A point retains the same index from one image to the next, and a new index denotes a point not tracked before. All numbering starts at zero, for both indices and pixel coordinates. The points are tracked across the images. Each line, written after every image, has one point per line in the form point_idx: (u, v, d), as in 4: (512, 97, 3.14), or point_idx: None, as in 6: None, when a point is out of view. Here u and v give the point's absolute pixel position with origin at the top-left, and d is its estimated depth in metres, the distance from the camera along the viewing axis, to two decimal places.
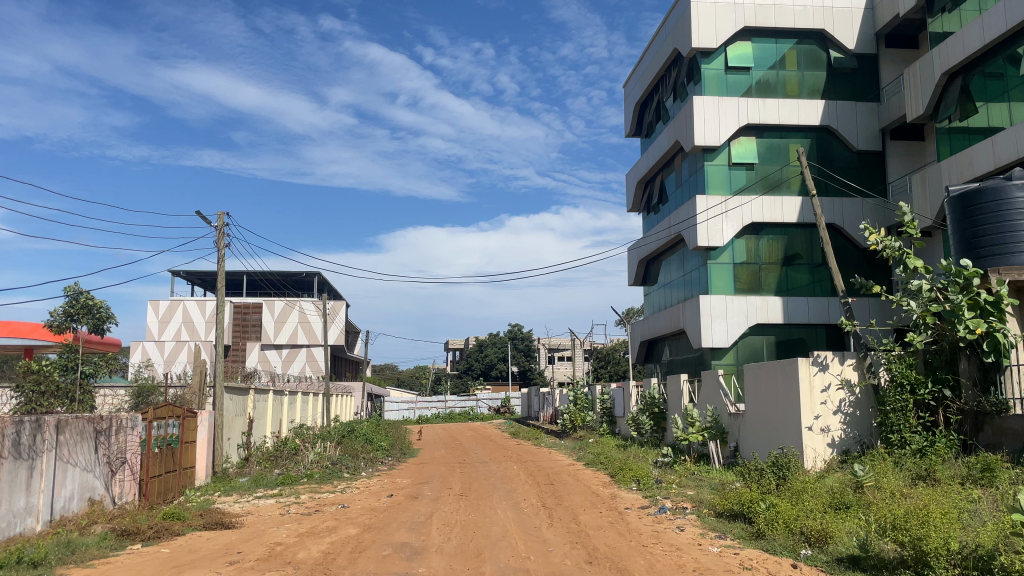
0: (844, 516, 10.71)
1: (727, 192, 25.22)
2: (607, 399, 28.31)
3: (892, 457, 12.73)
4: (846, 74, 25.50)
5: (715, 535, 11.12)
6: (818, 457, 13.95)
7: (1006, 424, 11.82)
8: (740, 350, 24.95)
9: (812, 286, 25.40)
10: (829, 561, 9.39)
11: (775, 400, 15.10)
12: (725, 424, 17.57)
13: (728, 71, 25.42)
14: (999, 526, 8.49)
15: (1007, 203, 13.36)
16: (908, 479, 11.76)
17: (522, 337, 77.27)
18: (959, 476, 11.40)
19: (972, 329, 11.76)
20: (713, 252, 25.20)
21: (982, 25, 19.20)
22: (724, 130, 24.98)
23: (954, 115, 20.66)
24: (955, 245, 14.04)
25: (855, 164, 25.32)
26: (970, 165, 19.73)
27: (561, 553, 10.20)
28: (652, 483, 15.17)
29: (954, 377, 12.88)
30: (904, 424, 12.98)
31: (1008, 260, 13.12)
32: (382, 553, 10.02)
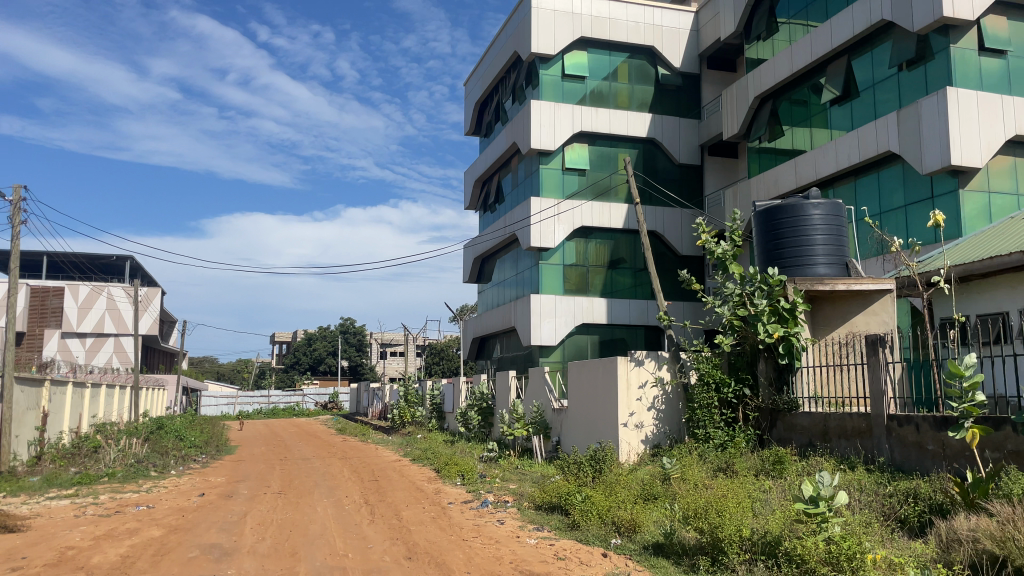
0: (653, 507, 11.40)
1: (559, 195, 26.01)
2: (437, 395, 28.33)
3: (697, 451, 13.68)
4: (671, 91, 27.16)
5: (534, 527, 11.45)
6: (632, 450, 14.75)
7: (795, 420, 12.96)
8: (566, 348, 25.85)
9: (634, 289, 26.77)
10: (636, 549, 10.03)
11: (595, 397, 15.79)
12: (549, 420, 18.12)
13: (564, 77, 26.26)
14: (785, 514, 9.39)
15: (804, 219, 14.69)
16: (710, 471, 12.64)
17: (354, 331, 76.00)
18: (754, 468, 12.38)
19: (771, 333, 12.87)
20: (545, 253, 25.93)
21: (791, 55, 21.08)
22: (559, 135, 25.76)
23: (763, 136, 22.51)
24: (759, 256, 15.15)
25: (675, 176, 26.98)
26: (775, 183, 21.79)
27: (380, 549, 10.11)
28: (476, 478, 15.36)
29: (753, 376, 14.02)
30: (709, 420, 14.10)
31: (806, 271, 14.44)
32: (189, 554, 9.49)
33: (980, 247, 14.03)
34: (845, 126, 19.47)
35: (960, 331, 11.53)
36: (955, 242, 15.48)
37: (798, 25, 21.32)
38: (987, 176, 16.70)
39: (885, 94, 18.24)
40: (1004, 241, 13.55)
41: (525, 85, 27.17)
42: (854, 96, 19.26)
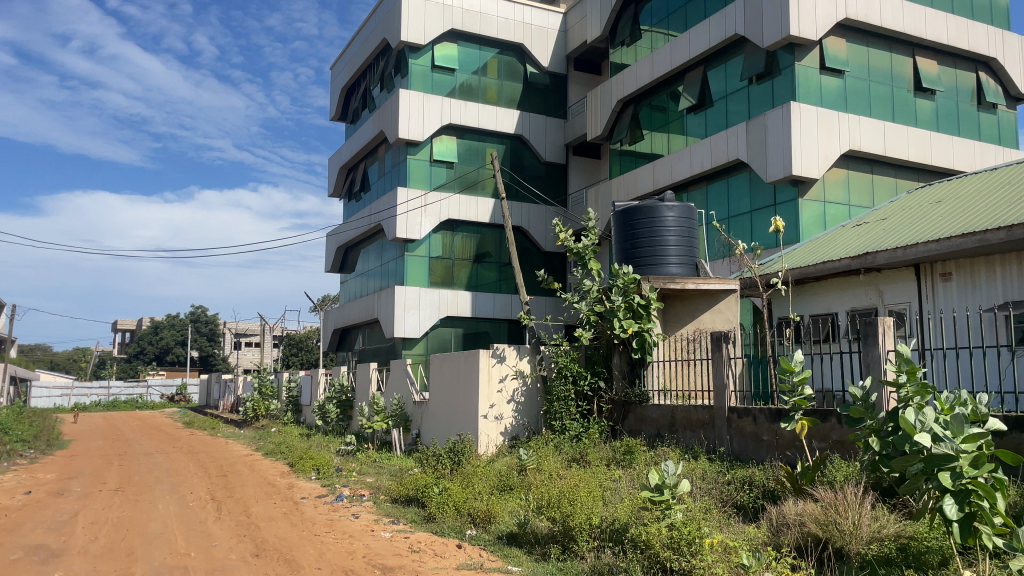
0: (509, 498, 11.59)
1: (426, 186, 25.85)
2: (295, 387, 27.52)
3: (553, 442, 13.97)
4: (539, 89, 27.69)
5: (389, 521, 11.35)
6: (491, 442, 14.91)
7: (645, 412, 13.57)
8: (429, 341, 25.80)
9: (499, 283, 27.10)
10: (491, 539, 10.19)
11: (456, 390, 15.88)
12: (409, 413, 18.07)
13: (433, 69, 26.12)
14: (633, 501, 9.80)
15: (659, 221, 15.34)
16: (564, 461, 12.98)
17: (206, 320, 72.42)
18: (606, 458, 12.84)
19: (625, 328, 13.39)
20: (410, 244, 25.73)
21: (652, 63, 21.95)
22: (427, 126, 25.60)
23: (625, 139, 23.36)
24: (616, 254, 15.66)
25: (541, 174, 27.51)
26: (635, 185, 22.71)
27: (226, 547, 9.70)
28: (331, 472, 15.04)
29: (608, 370, 14.52)
30: (565, 412, 14.48)
31: (660, 270, 15.12)
32: (9, 558, 8.72)
33: (814, 252, 15.19)
34: (699, 133, 20.50)
35: (794, 329, 12.44)
36: (792, 247, 16.67)
37: (659, 33, 22.26)
38: (822, 186, 18.11)
39: (736, 106, 19.38)
40: (834, 248, 14.76)
41: (394, 74, 26.80)
42: (708, 105, 20.31)
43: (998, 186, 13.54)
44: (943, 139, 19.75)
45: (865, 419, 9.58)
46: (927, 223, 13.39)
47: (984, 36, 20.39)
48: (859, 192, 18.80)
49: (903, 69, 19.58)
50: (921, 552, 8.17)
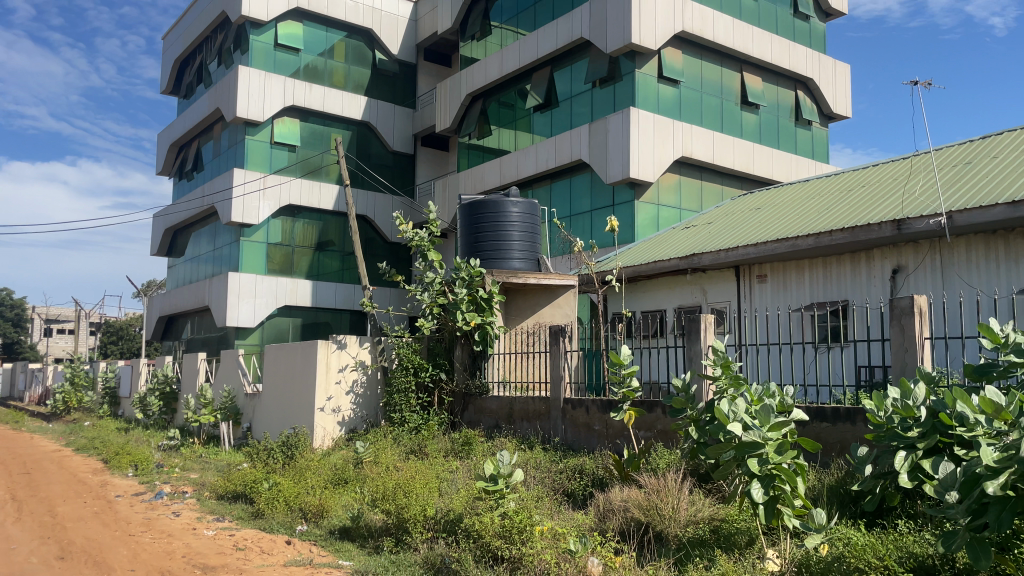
0: (343, 492, 11.36)
1: (265, 169, 24.80)
2: (114, 378, 25.58)
3: (392, 435, 13.80)
4: (388, 76, 27.52)
5: (213, 518, 10.81)
6: (327, 435, 14.64)
7: (484, 404, 13.81)
8: (265, 330, 24.81)
9: (341, 273, 26.66)
10: (322, 534, 9.95)
11: (291, 381, 15.42)
12: (240, 405, 17.28)
13: (277, 47, 25.12)
14: (468, 492, 9.89)
15: (504, 216, 15.53)
16: (402, 453, 12.87)
17: (10, 305, 65.80)
18: (444, 450, 12.86)
19: (468, 321, 13.49)
20: (247, 229, 24.58)
21: (501, 59, 22.27)
22: (268, 107, 24.57)
23: (473, 132, 23.64)
24: (461, 247, 15.70)
25: (388, 162, 27.34)
26: (481, 178, 23.09)
27: (25, 551, 8.84)
28: (151, 468, 14.11)
29: (450, 362, 14.60)
30: (405, 404, 14.34)
31: (504, 265, 15.31)
32: None
33: (648, 252, 15.96)
34: (545, 131, 21.00)
35: (626, 324, 12.99)
36: (628, 246, 17.42)
37: (508, 30, 22.63)
38: (657, 189, 19.09)
39: (580, 107, 20.02)
40: (665, 248, 15.58)
41: (233, 49, 25.54)
42: (554, 105, 20.85)
43: (808, 196, 14.84)
44: (765, 151, 21.39)
45: (686, 409, 10.19)
46: (747, 228, 14.43)
47: (802, 58, 22.26)
48: (690, 196, 19.98)
49: (733, 82, 20.98)
50: (732, 534, 8.77)
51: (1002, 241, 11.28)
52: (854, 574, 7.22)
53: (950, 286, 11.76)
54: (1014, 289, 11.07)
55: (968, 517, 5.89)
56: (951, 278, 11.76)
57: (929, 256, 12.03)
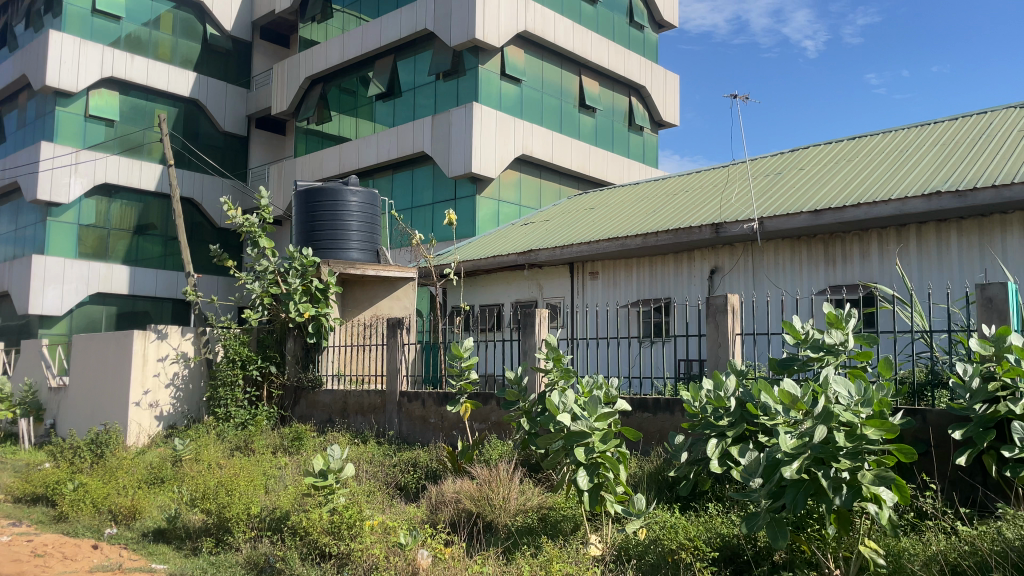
0: (159, 492, 10.66)
1: (78, 143, 22.84)
2: None
3: (216, 430, 13.16)
4: (220, 53, 26.18)
5: (6, 524, 9.83)
6: (142, 432, 13.76)
7: (317, 397, 13.49)
8: (73, 319, 22.85)
9: (163, 259, 25.01)
10: (134, 536, 9.32)
11: (102, 374, 14.34)
12: (43, 401, 15.89)
13: (94, 13, 23.31)
14: (297, 488, 9.60)
15: (342, 205, 15.16)
16: (227, 450, 12.21)
17: None
18: (272, 445, 12.38)
19: (301, 312, 13.06)
20: (55, 208, 22.54)
21: (343, 43, 22.05)
22: (83, 76, 22.71)
23: (311, 118, 23.44)
24: (294, 235, 15.18)
25: (218, 143, 26.17)
26: (319, 165, 22.90)
27: None
28: None
29: (281, 355, 14.00)
30: (230, 399, 13.66)
31: (341, 255, 14.95)
32: None
33: (487, 247, 16.15)
34: (386, 121, 20.99)
35: (464, 318, 13.03)
36: (468, 240, 17.53)
37: (350, 15, 22.38)
38: (498, 185, 19.46)
39: (423, 99, 20.16)
40: (503, 244, 15.83)
41: (43, 11, 23.45)
42: (397, 94, 20.88)
43: (638, 199, 15.60)
44: (600, 154, 22.25)
45: (518, 401, 10.40)
46: (580, 227, 14.95)
47: (636, 67, 23.62)
48: (530, 194, 20.53)
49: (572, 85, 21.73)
50: (558, 521, 9.05)
51: (805, 246, 12.40)
52: (669, 555, 7.73)
53: (760, 287, 12.79)
54: (814, 290, 12.21)
55: (770, 500, 6.53)
56: (761, 279, 12.78)
57: (742, 258, 13.01)
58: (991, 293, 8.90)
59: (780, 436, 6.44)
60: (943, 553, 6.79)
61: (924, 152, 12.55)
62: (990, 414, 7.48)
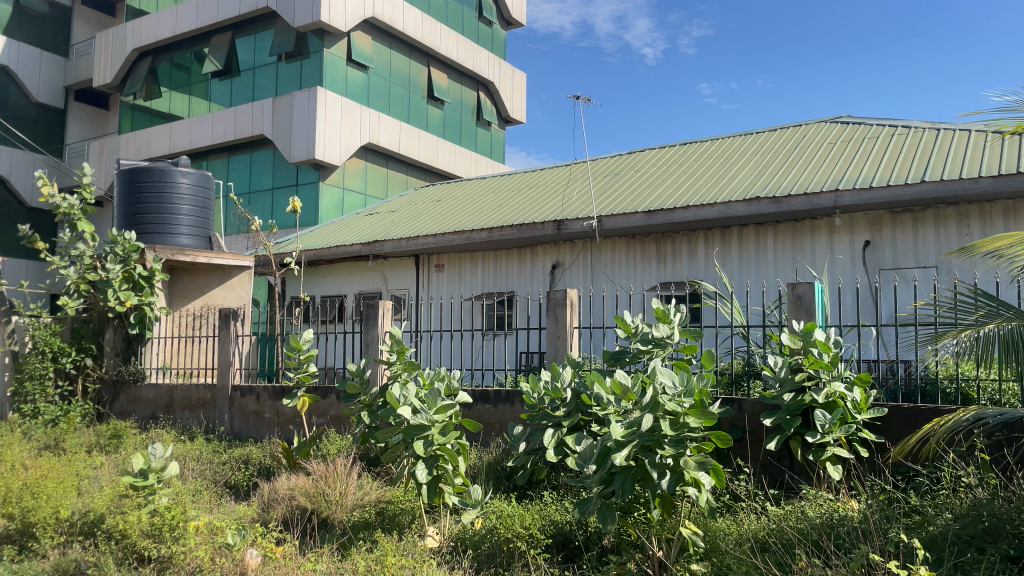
0: None
1: None
2: None
3: (19, 429, 11.70)
4: (34, 17, 25.74)
5: None
6: None
7: (139, 392, 12.78)
8: None
9: None
10: None
11: None
12: None
13: None
14: (114, 489, 8.96)
15: (171, 187, 14.26)
16: (34, 450, 11.01)
17: None
18: (87, 445, 11.41)
19: (122, 301, 12.15)
20: None
21: (174, 18, 22.80)
22: None
23: (138, 92, 24.13)
24: (116, 218, 14.13)
25: (30, 116, 25.70)
26: (147, 144, 23.73)
27: None
28: None
29: (98, 346, 13.08)
30: (40, 393, 12.35)
31: (170, 240, 14.07)
32: None
33: (329, 236, 15.74)
34: (223, 100, 21.95)
35: (303, 308, 12.55)
36: (309, 228, 16.99)
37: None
38: (342, 175, 20.82)
39: (263, 79, 21.32)
40: (346, 234, 15.48)
41: None
42: (234, 73, 21.92)
43: (483, 193, 15.75)
44: (447, 146, 24.03)
45: (360, 394, 10.17)
46: (426, 219, 14.90)
47: (483, 63, 25.38)
48: (375, 184, 22.02)
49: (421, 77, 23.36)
50: (395, 514, 8.96)
51: (640, 245, 13.00)
52: (505, 543, 7.81)
53: (597, 282, 13.28)
54: (646, 286, 12.82)
55: (601, 486, 6.85)
56: (599, 275, 13.28)
57: (582, 254, 13.44)
58: (800, 292, 9.72)
59: (611, 425, 6.71)
60: (754, 532, 7.36)
61: (746, 160, 13.50)
62: (796, 403, 8.19)
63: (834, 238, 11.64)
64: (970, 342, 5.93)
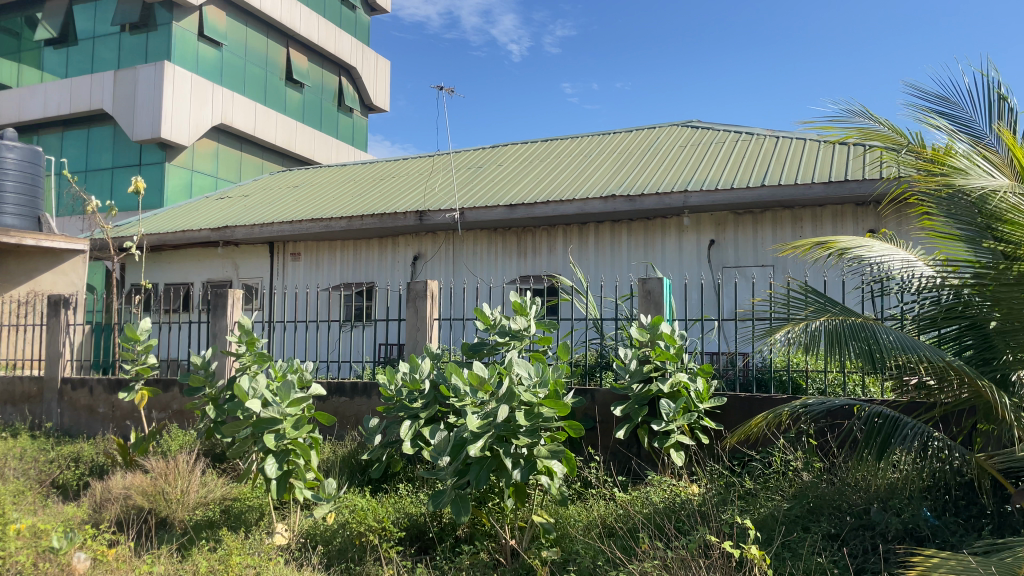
0: None
1: None
2: None
3: None
4: None
5: None
6: None
7: None
8: None
9: None
10: None
11: None
12: None
13: None
14: None
15: None
16: None
17: None
18: None
19: None
20: None
21: None
22: None
23: None
24: None
25: None
26: None
27: None
28: None
29: None
30: None
31: None
32: None
33: (176, 220, 14.87)
34: (62, 71, 22.79)
35: (145, 297, 11.76)
36: (154, 211, 15.97)
37: None
38: (192, 156, 22.19)
39: (105, 50, 22.37)
40: (195, 218, 14.68)
41: None
42: (69, 43, 22.85)
43: (343, 181, 15.40)
44: (302, 128, 26.19)
45: (204, 387, 9.64)
46: (282, 206, 14.37)
47: (346, 49, 28.15)
48: (227, 166, 23.55)
49: (277, 60, 25.42)
50: (242, 512, 8.58)
51: (501, 238, 13.12)
52: (356, 538, 7.64)
53: (458, 274, 13.29)
54: (506, 279, 12.98)
55: (455, 477, 6.84)
56: (459, 267, 13.29)
57: (443, 246, 13.41)
58: (650, 287, 10.11)
59: (467, 417, 6.71)
60: (603, 518, 7.58)
61: (604, 158, 13.94)
62: (644, 392, 8.52)
63: (682, 237, 12.22)
64: (800, 333, 6.10)
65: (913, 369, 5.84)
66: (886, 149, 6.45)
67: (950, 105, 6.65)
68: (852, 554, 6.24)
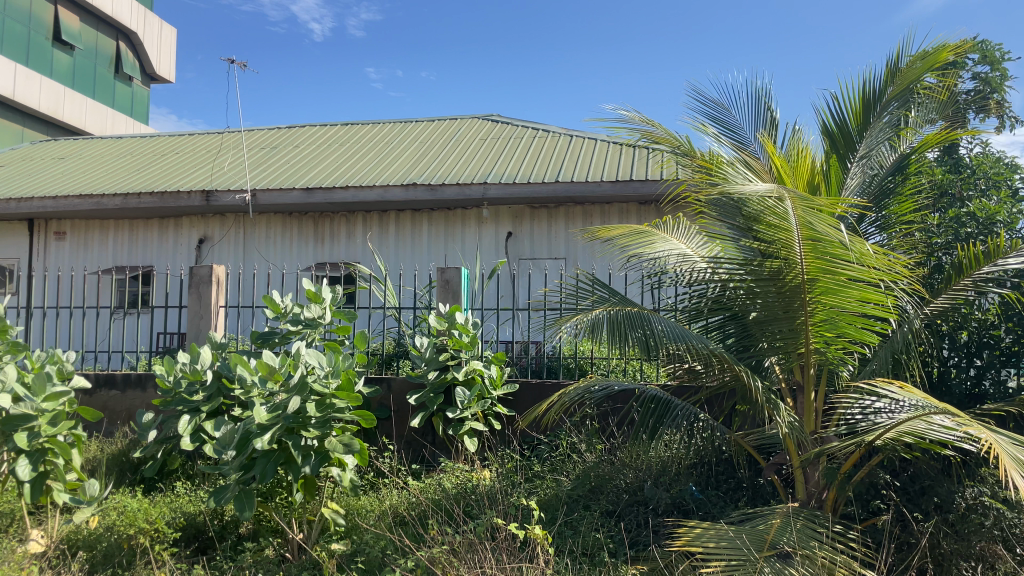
0: None
1: None
2: None
3: None
4: None
5: None
6: None
7: None
8: None
9: None
10: None
11: None
12: None
13: None
14: None
15: None
16: None
17: None
18: None
19: None
20: None
21: None
22: None
23: None
24: None
25: None
26: None
27: None
28: None
29: None
30: None
31: None
32: None
33: None
34: None
35: None
36: None
37: None
38: None
39: None
40: None
41: None
42: None
43: (119, 155, 14.14)
44: (69, 96, 24.16)
45: None
46: (45, 178, 12.95)
47: (125, 13, 26.13)
48: None
49: (43, 19, 23.06)
50: None
51: (295, 223, 12.66)
52: (125, 541, 6.90)
53: (248, 259, 12.67)
54: (300, 265, 12.55)
55: (240, 472, 6.44)
56: (250, 252, 12.69)
57: (232, 229, 12.74)
58: (448, 276, 10.15)
59: (254, 407, 6.29)
60: (394, 507, 7.49)
61: (405, 147, 13.86)
62: (440, 380, 8.55)
63: (482, 228, 12.42)
64: (585, 325, 6.34)
65: (683, 357, 6.15)
66: (665, 149, 6.79)
67: (720, 109, 7.18)
68: (627, 529, 6.66)
